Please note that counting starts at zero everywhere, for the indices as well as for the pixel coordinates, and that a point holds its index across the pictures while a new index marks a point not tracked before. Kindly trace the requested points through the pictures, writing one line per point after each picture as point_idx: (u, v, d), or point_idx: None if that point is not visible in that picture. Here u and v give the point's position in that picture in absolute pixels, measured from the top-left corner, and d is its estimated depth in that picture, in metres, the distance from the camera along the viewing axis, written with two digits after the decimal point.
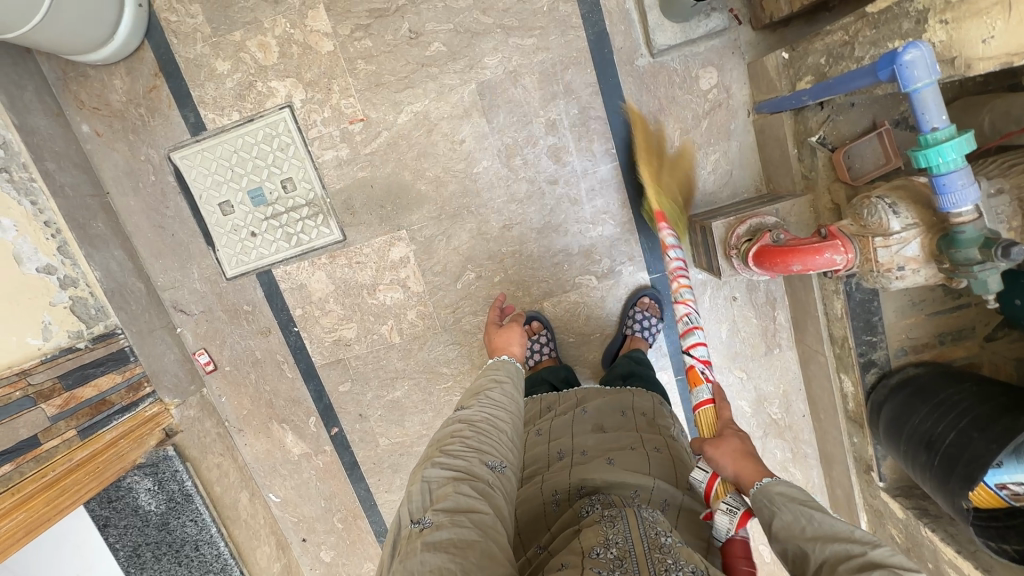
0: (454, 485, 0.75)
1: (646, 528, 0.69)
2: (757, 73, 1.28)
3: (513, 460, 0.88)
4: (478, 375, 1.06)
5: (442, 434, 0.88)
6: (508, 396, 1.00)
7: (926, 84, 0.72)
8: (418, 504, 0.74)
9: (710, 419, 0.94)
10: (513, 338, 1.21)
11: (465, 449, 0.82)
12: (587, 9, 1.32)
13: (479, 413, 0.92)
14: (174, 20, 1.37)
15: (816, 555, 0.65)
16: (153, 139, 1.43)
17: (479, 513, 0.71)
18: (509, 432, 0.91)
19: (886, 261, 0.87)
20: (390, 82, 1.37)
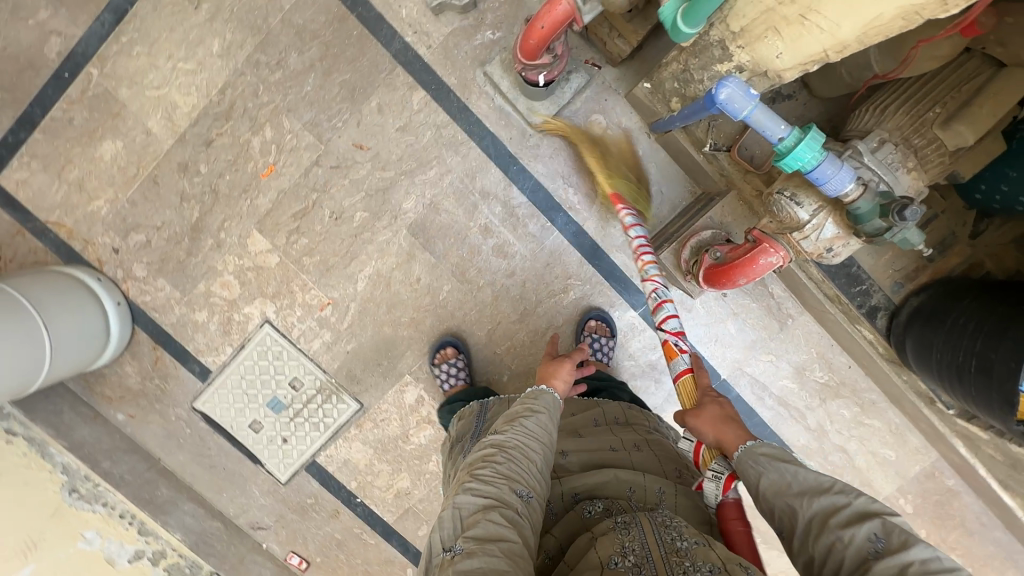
0: (483, 513, 0.78)
1: (663, 536, 0.74)
2: (636, 103, 1.33)
3: (546, 492, 0.87)
4: (516, 403, 1.02)
5: (475, 456, 0.89)
6: (545, 426, 0.95)
7: (752, 108, 0.76)
8: (448, 531, 0.78)
9: (690, 388, 1.04)
10: (562, 372, 1.11)
11: (494, 474, 0.84)
12: (466, 122, 1.42)
13: (512, 438, 0.91)
14: (148, 299, 1.54)
15: (806, 511, 0.73)
16: (174, 399, 1.60)
17: (506, 540, 0.74)
18: (544, 462, 0.89)
19: (813, 248, 0.91)
20: (336, 261, 1.50)
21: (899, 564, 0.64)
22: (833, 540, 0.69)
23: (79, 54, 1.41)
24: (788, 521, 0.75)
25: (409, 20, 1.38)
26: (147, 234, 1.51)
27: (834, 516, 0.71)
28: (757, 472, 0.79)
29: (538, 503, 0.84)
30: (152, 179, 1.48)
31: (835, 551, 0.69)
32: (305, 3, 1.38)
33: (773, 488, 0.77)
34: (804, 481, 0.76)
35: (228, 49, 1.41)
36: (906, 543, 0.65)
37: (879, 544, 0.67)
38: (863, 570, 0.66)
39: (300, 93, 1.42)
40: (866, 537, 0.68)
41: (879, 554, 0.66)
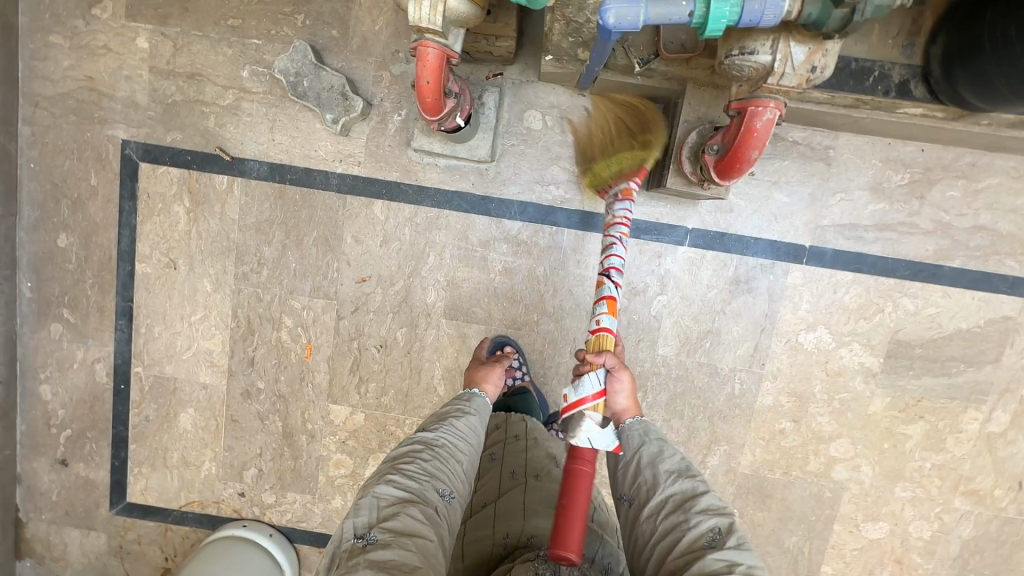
0: (401, 506, 0.87)
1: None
2: (552, 78, 1.32)
3: (464, 489, 0.99)
4: (450, 403, 1.16)
5: (400, 452, 1.00)
6: (473, 427, 1.11)
7: (644, 11, 0.72)
8: (364, 519, 0.85)
9: (607, 341, 1.08)
10: (491, 375, 1.25)
11: (419, 472, 0.95)
12: (429, 198, 1.44)
13: (440, 437, 1.04)
14: (290, 515, 1.62)
15: (665, 489, 0.90)
16: None
17: (423, 537, 0.84)
18: (466, 462, 1.03)
19: (798, 79, 0.82)
20: (409, 384, 1.53)
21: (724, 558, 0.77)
22: (690, 520, 0.84)
23: (120, 365, 1.56)
24: (646, 485, 0.92)
25: (330, 154, 1.44)
26: (255, 466, 1.59)
27: (682, 496, 0.88)
28: (637, 441, 0.98)
29: (456, 501, 0.96)
30: (230, 421, 1.57)
31: (673, 529, 0.84)
32: (247, 204, 1.47)
33: (649, 450, 0.96)
34: (670, 464, 0.93)
35: (217, 281, 1.51)
36: (739, 545, 0.79)
37: (716, 536, 0.80)
38: (698, 553, 0.79)
39: (290, 273, 1.49)
40: (710, 527, 0.82)
41: (715, 542, 0.80)
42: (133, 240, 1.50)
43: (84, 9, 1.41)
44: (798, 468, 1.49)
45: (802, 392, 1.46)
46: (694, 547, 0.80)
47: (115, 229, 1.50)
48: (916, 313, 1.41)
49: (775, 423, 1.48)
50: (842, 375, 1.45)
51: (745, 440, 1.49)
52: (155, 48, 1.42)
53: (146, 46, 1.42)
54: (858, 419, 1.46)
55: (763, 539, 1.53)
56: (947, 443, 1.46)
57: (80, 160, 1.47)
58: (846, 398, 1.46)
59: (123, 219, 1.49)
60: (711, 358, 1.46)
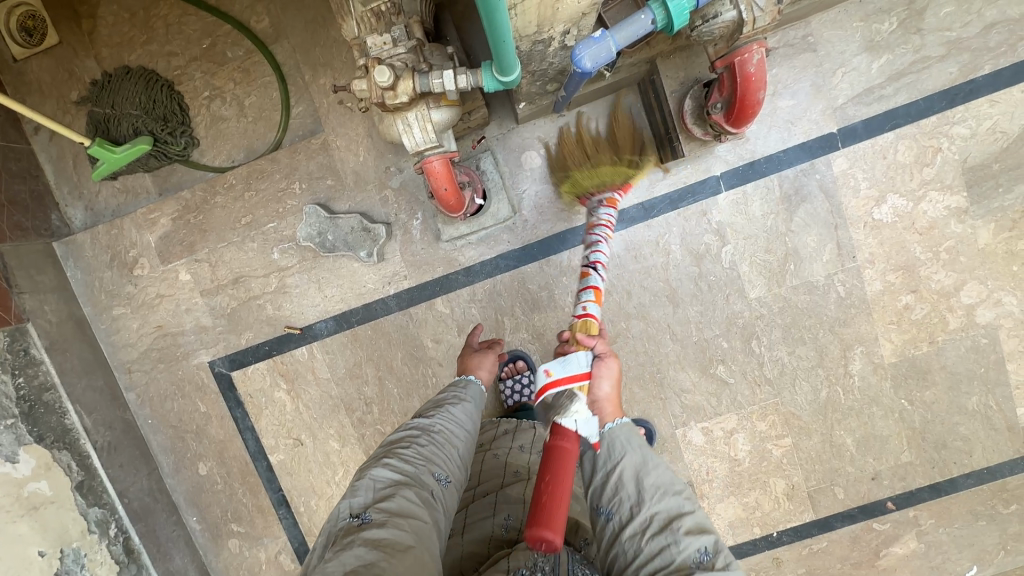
0: (399, 488, 0.88)
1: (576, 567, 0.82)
2: (531, 117, 1.37)
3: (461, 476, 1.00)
4: (446, 392, 1.17)
5: (398, 438, 1.01)
6: (470, 415, 1.11)
7: (613, 40, 0.77)
8: (362, 499, 0.86)
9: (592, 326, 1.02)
10: (485, 362, 1.26)
11: (415, 456, 0.96)
12: (479, 273, 1.50)
13: (437, 424, 1.05)
14: None
15: (652, 501, 0.86)
16: None
17: (417, 517, 0.85)
18: (461, 449, 1.04)
19: (770, 15, 0.83)
20: None
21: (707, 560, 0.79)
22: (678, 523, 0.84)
23: (297, 549, 1.66)
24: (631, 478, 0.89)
25: (377, 282, 1.52)
26: None
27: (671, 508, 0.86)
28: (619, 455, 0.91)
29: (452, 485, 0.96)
30: None
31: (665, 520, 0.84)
32: (332, 359, 1.57)
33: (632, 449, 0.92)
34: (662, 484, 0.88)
35: (341, 436, 1.61)
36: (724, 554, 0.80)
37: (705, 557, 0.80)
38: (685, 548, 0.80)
39: (397, 398, 1.58)
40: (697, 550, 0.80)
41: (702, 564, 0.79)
42: (257, 439, 1.62)
43: (129, 275, 1.58)
44: (941, 331, 1.45)
45: (905, 262, 1.42)
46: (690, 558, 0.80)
47: (238, 438, 1.63)
48: (974, 134, 1.36)
49: (896, 302, 1.44)
50: (935, 227, 1.40)
51: (876, 333, 1.46)
52: (196, 275, 1.56)
53: (189, 277, 1.56)
54: (974, 258, 1.41)
55: (945, 412, 1.48)
56: None
57: (184, 397, 1.62)
58: (951, 244, 1.41)
59: (240, 425, 1.62)
60: (803, 276, 1.45)
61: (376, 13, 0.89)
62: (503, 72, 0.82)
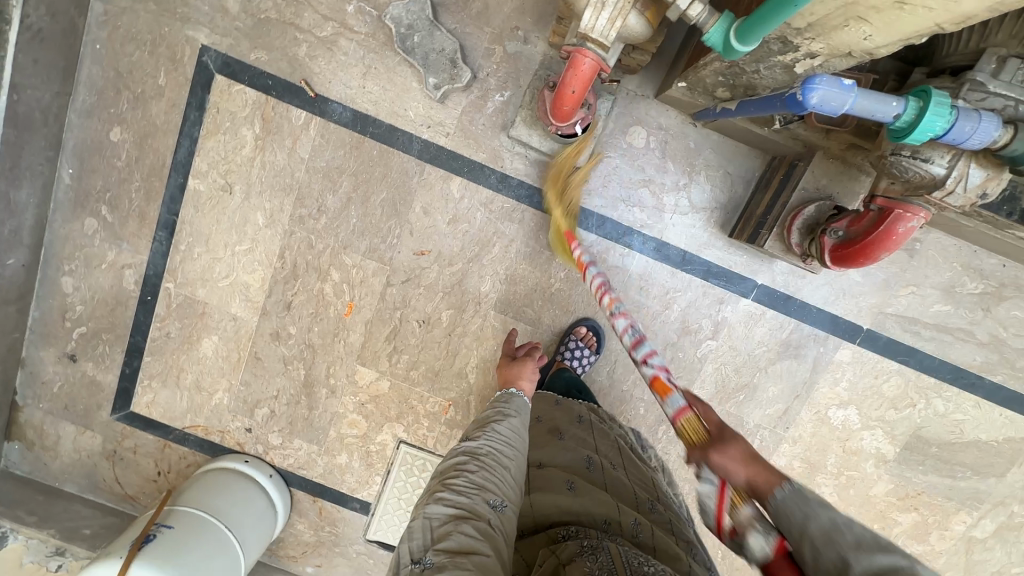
0: (455, 524, 0.83)
1: (632, 559, 0.73)
2: (672, 100, 1.26)
3: (517, 493, 0.93)
4: (490, 412, 1.14)
5: (449, 466, 0.97)
6: (515, 432, 1.07)
7: (853, 100, 0.68)
8: (422, 543, 0.81)
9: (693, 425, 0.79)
10: (524, 372, 1.31)
11: (468, 485, 0.90)
12: (510, 189, 1.39)
13: (484, 445, 1.00)
14: (293, 460, 1.62)
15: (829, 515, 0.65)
16: (350, 538, 1.68)
17: (479, 552, 0.78)
18: (512, 466, 0.97)
19: (965, 199, 0.81)
20: (442, 365, 1.52)
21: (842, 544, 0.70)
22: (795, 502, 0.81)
23: (151, 277, 1.51)
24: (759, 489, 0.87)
25: (420, 117, 1.37)
26: (267, 407, 1.59)
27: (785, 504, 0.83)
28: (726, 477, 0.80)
29: (509, 506, 0.89)
30: (253, 357, 1.55)
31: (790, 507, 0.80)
32: (322, 145, 1.39)
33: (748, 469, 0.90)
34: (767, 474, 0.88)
35: (273, 217, 1.45)
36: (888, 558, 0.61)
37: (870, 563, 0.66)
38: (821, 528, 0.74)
39: (349, 228, 1.44)
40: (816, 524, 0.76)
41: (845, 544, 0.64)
42: (191, 153, 1.42)
43: None
44: None
45: (815, 461, 1.50)
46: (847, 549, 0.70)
47: (174, 137, 1.41)
48: (944, 415, 1.45)
49: None
50: (857, 455, 1.49)
51: None
52: None
53: None
54: (858, 497, 1.52)
55: None
56: (932, 536, 1.53)
57: (151, 54, 1.37)
58: (854, 476, 1.51)
59: (185, 128, 1.40)
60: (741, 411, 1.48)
61: None
62: (737, 33, 0.70)
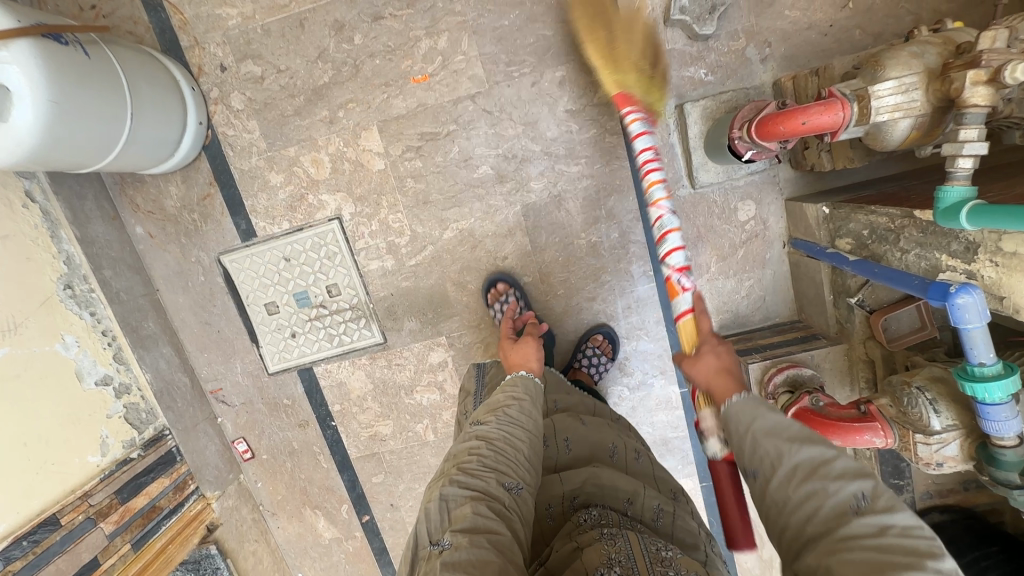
0: (471, 505, 0.76)
1: (648, 547, 0.75)
2: (795, 212, 1.32)
3: (530, 479, 0.87)
4: (494, 394, 1.05)
5: (459, 451, 0.89)
6: (524, 413, 0.99)
7: (976, 325, 0.76)
8: (438, 524, 0.76)
9: (689, 331, 0.96)
10: (529, 352, 1.19)
11: (482, 468, 0.83)
12: (632, 141, 1.36)
13: (495, 430, 0.92)
14: (231, 134, 1.40)
15: (789, 459, 0.65)
16: (204, 243, 1.47)
17: (496, 534, 0.72)
18: (526, 450, 0.90)
19: (926, 454, 0.91)
20: (437, 200, 1.41)
21: (879, 525, 0.57)
22: (816, 487, 0.62)
23: None
24: (769, 465, 0.66)
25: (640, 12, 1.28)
26: (260, 69, 1.36)
27: (836, 459, 0.64)
28: (736, 430, 0.72)
29: (524, 491, 0.83)
30: (297, 18, 1.32)
31: (811, 501, 0.61)
32: None
33: (765, 431, 0.69)
34: (795, 430, 0.68)
35: None
36: (890, 508, 0.58)
37: (863, 503, 0.59)
38: (837, 521, 0.58)
39: (494, 22, 1.31)
40: (853, 492, 0.60)
41: (859, 511, 0.59)
42: None
43: None
44: None
45: None
46: (850, 475, 0.62)
47: None
48: None
49: None
50: None
51: None
52: None
53: None
54: None
55: None
56: None
57: None
58: None
59: None
60: None
61: None
62: (970, 207, 0.75)
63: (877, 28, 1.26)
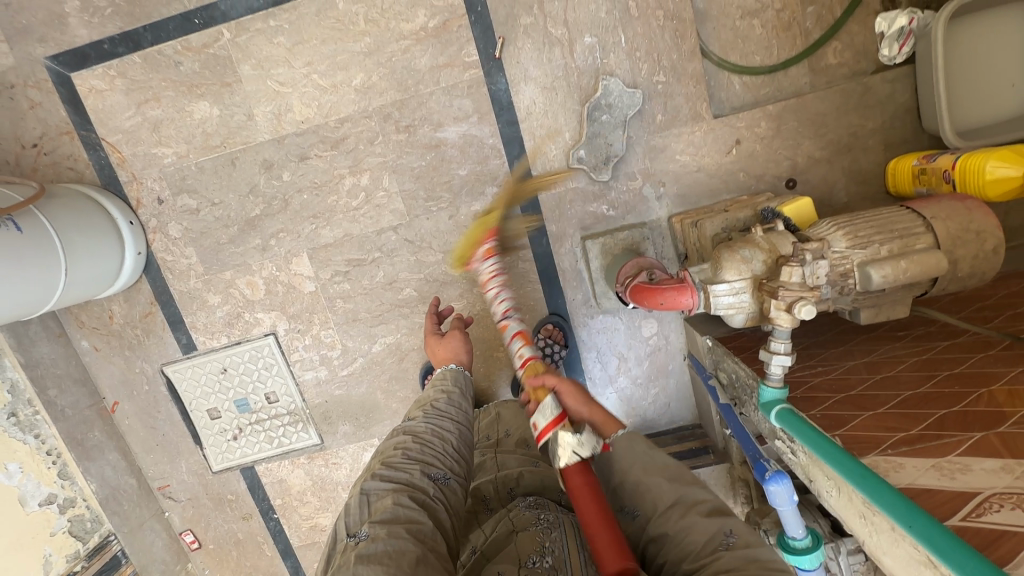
0: (393, 497, 0.81)
1: (579, 540, 0.82)
2: (689, 334, 1.44)
3: (458, 472, 0.96)
4: (429, 389, 1.18)
5: (388, 446, 0.97)
6: (456, 410, 1.11)
7: (787, 507, 0.89)
8: (357, 517, 0.78)
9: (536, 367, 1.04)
10: (454, 345, 1.28)
11: (407, 461, 0.90)
12: (543, 266, 1.47)
13: (423, 425, 1.02)
14: (170, 260, 1.49)
15: (671, 527, 0.77)
16: (147, 355, 1.56)
17: (419, 523, 0.78)
18: (454, 442, 1.01)
19: None
20: (365, 317, 1.52)
21: (745, 558, 0.68)
22: (693, 522, 0.75)
23: (220, 10, 1.33)
24: (660, 531, 0.78)
25: (546, 155, 1.40)
26: (196, 202, 1.45)
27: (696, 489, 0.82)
28: (652, 481, 0.84)
29: (449, 482, 0.92)
30: (229, 158, 1.42)
31: (691, 543, 0.73)
32: (462, 90, 1.36)
33: (669, 509, 0.80)
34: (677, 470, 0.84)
35: (369, 90, 1.37)
36: (750, 544, 0.70)
37: (730, 539, 0.71)
38: (711, 555, 0.70)
39: (412, 162, 1.41)
40: (721, 533, 0.72)
41: (729, 546, 0.70)
42: None
43: None
44: None
45: None
46: (722, 521, 0.74)
47: None
48: None
49: None
50: None
51: None
52: None
53: None
54: None
55: None
56: None
57: None
58: None
59: None
60: None
61: (843, 274, 0.94)
62: (779, 406, 0.89)
63: (758, 171, 1.39)
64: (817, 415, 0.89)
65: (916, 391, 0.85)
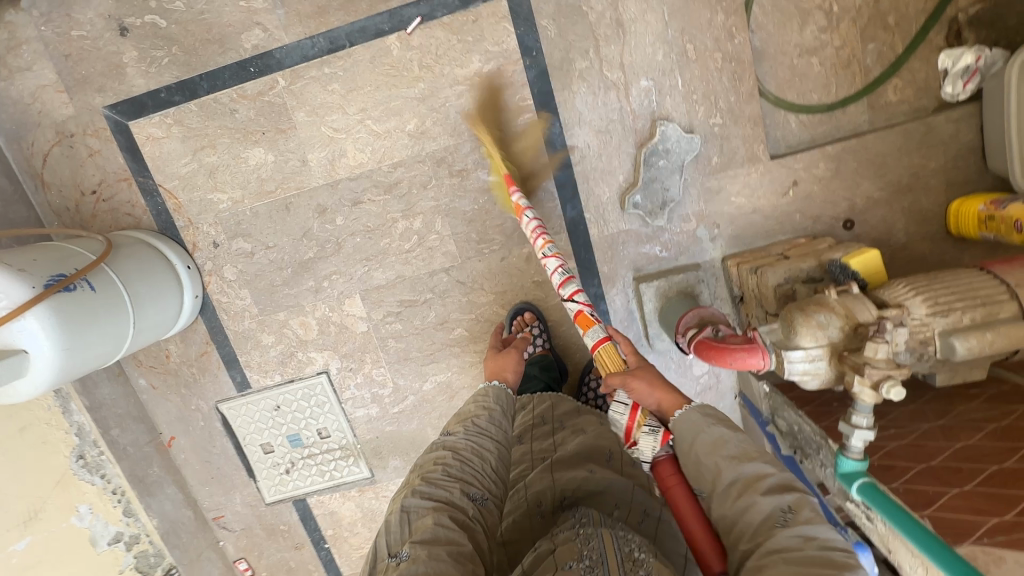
0: (432, 517, 0.79)
1: (621, 545, 0.70)
2: (742, 375, 1.44)
3: (495, 488, 0.93)
4: (469, 404, 1.13)
5: (426, 460, 0.95)
6: (492, 423, 1.07)
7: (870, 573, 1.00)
8: (398, 536, 0.78)
9: (612, 355, 1.05)
10: (508, 363, 1.21)
11: (445, 478, 0.88)
12: (594, 306, 1.47)
13: (462, 441, 0.99)
14: (225, 301, 1.52)
15: (727, 476, 0.78)
16: (203, 393, 1.59)
17: (455, 545, 0.75)
18: (491, 459, 0.97)
19: None
20: (416, 356, 1.53)
21: (801, 536, 0.68)
22: (748, 504, 0.74)
23: (275, 59, 1.33)
24: (712, 478, 0.79)
25: (599, 198, 1.39)
26: (250, 246, 1.47)
27: (747, 454, 0.81)
28: (686, 439, 0.85)
29: (487, 501, 0.89)
30: (282, 203, 1.43)
31: (749, 513, 0.73)
32: (516, 134, 1.36)
33: (707, 448, 0.82)
34: (736, 451, 0.81)
35: (423, 134, 1.37)
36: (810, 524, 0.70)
37: (787, 516, 0.71)
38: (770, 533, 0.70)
39: (465, 205, 1.41)
40: (777, 508, 0.72)
41: (787, 523, 0.70)
42: (417, 22, 1.30)
43: None
44: None
45: None
46: (784, 498, 0.74)
47: None
48: None
49: None
50: None
51: None
52: None
53: None
54: None
55: None
56: None
57: None
58: None
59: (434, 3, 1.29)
60: None
61: (923, 342, 0.94)
62: (862, 479, 0.89)
63: (815, 212, 1.37)
64: (898, 490, 0.90)
65: (1001, 466, 0.82)
